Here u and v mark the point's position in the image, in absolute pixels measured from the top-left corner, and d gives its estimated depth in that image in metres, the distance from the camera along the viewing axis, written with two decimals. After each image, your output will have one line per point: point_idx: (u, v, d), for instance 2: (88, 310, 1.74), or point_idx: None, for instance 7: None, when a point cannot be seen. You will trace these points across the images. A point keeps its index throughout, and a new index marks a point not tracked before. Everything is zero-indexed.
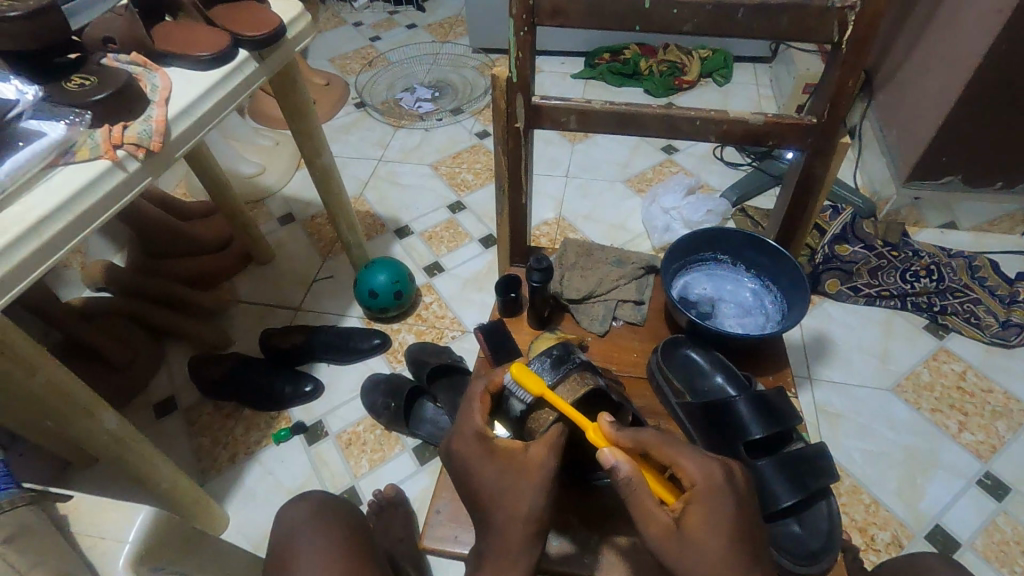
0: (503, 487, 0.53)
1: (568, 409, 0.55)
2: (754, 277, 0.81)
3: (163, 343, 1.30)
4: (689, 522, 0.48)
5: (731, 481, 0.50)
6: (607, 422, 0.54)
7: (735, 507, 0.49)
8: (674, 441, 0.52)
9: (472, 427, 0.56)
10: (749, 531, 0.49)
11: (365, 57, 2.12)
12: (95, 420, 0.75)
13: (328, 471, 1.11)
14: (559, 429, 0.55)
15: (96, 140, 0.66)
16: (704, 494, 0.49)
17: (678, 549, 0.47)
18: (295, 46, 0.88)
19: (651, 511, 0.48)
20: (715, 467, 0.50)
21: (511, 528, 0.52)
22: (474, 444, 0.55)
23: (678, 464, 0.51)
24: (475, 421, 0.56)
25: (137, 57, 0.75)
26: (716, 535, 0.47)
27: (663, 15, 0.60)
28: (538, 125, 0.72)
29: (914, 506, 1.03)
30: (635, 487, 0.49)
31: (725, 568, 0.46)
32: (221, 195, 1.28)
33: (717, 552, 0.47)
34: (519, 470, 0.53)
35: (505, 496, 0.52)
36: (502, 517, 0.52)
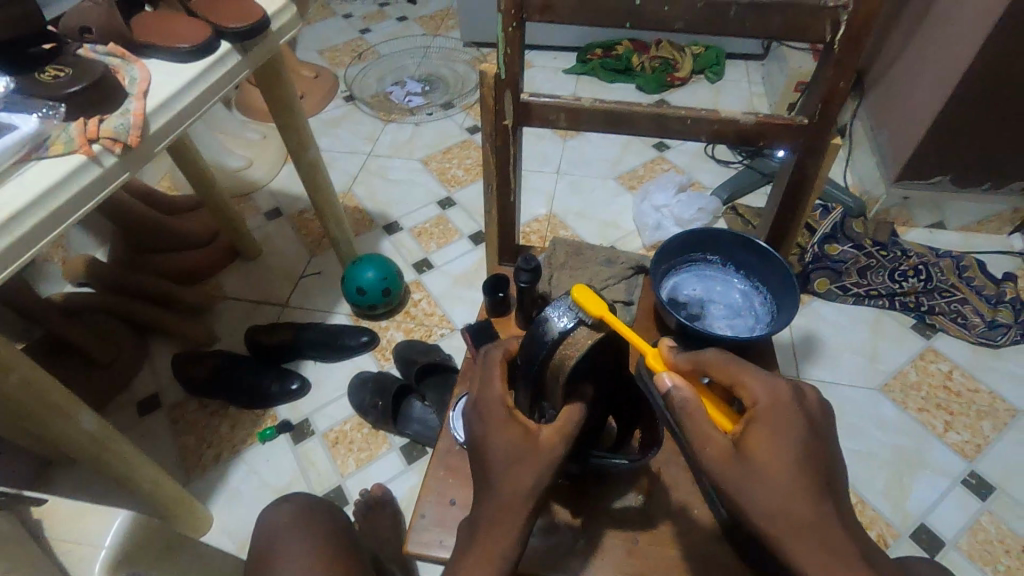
0: (508, 463, 0.50)
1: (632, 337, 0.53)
2: (743, 279, 0.80)
3: (146, 339, 1.28)
4: (750, 442, 0.46)
5: (802, 401, 0.49)
6: (666, 348, 0.56)
7: (805, 428, 0.47)
8: (740, 363, 0.52)
9: (494, 394, 0.52)
10: (820, 456, 0.47)
11: (355, 50, 2.09)
12: (74, 422, 0.74)
13: (315, 470, 1.10)
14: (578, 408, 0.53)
15: (70, 134, 0.64)
16: (769, 413, 0.48)
17: (740, 468, 0.46)
18: (280, 39, 0.86)
19: (707, 429, 0.47)
20: (784, 389, 0.49)
21: (507, 508, 0.49)
22: (495, 407, 0.52)
23: (743, 383, 0.50)
24: (495, 387, 0.53)
25: (116, 48, 0.73)
26: (782, 454, 0.46)
27: (654, 12, 0.59)
28: (528, 123, 0.71)
29: (901, 506, 1.03)
30: (692, 409, 0.48)
31: (792, 488, 0.45)
32: (205, 189, 1.26)
33: (782, 473, 0.45)
34: (533, 445, 0.50)
35: (514, 474, 0.49)
36: (505, 493, 0.49)
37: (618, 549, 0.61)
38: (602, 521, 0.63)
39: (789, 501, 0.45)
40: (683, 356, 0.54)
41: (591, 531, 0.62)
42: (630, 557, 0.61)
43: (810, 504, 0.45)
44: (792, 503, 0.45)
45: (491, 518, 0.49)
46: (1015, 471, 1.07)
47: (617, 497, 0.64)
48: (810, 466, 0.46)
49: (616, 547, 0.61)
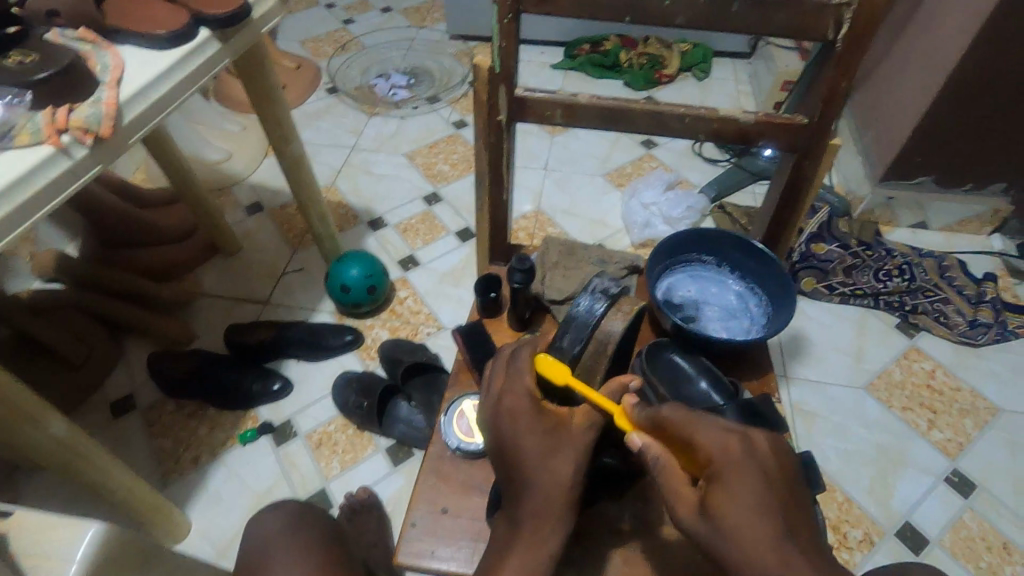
0: (548, 448, 0.50)
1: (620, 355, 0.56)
2: (738, 280, 0.79)
3: (120, 338, 1.23)
4: (711, 496, 0.43)
5: (754, 452, 0.45)
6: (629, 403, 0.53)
7: (762, 479, 0.43)
8: (695, 416, 0.48)
9: (524, 386, 0.53)
10: (786, 495, 0.43)
11: (338, 41, 2.04)
12: (41, 429, 0.70)
13: (297, 473, 1.07)
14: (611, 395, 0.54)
15: (37, 123, 0.60)
16: (728, 464, 0.44)
17: (706, 527, 0.43)
18: (261, 27, 0.82)
19: (680, 483, 0.46)
20: (734, 437, 0.46)
21: (552, 497, 0.49)
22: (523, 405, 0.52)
23: (695, 437, 0.47)
24: (525, 378, 0.53)
25: (86, 33, 0.69)
26: (743, 503, 0.42)
27: (655, 7, 0.58)
28: (522, 118, 0.69)
29: (887, 505, 1.04)
30: (664, 466, 0.47)
31: (753, 533, 0.41)
32: (182, 181, 1.21)
33: (750, 524, 0.41)
34: (565, 435, 0.51)
35: (549, 461, 0.50)
36: (543, 481, 0.49)
37: (614, 557, 0.60)
38: (597, 528, 0.62)
39: (756, 554, 0.40)
40: (644, 414, 0.51)
41: (588, 538, 0.61)
42: (626, 565, 0.60)
43: (782, 549, 0.40)
44: (761, 552, 0.40)
45: (534, 519, 0.49)
46: (995, 469, 1.09)
47: (613, 503, 0.63)
48: (773, 506, 0.42)
49: (613, 556, 0.60)
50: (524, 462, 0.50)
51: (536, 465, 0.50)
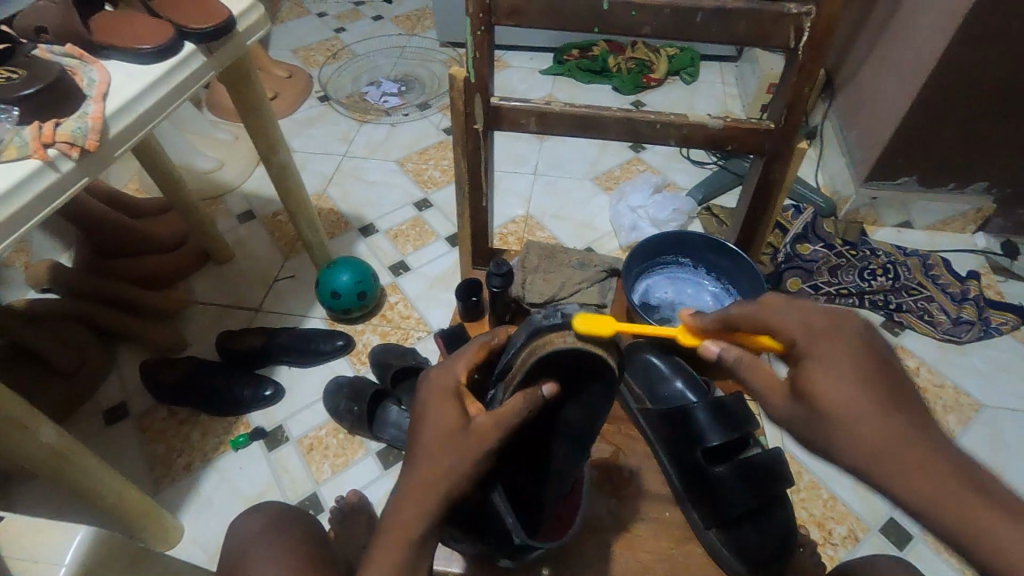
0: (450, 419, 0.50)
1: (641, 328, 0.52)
2: (713, 281, 0.84)
3: (113, 346, 1.25)
4: (805, 380, 0.47)
5: (838, 328, 0.48)
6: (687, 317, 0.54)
7: (852, 354, 0.46)
8: (757, 309, 0.51)
9: (452, 375, 0.54)
10: (876, 366, 0.46)
11: (330, 49, 2.06)
12: (31, 436, 0.71)
13: (289, 477, 1.08)
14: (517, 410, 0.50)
15: (24, 138, 0.62)
16: (811, 346, 0.48)
17: (803, 410, 0.47)
18: (247, 40, 0.84)
19: (765, 375, 0.50)
20: (823, 320, 0.48)
21: (436, 477, 0.49)
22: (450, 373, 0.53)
23: (779, 326, 0.50)
24: (455, 370, 0.54)
25: (73, 49, 0.71)
26: (836, 380, 0.46)
27: (622, 18, 0.60)
28: (498, 126, 0.71)
29: (871, 501, 1.05)
30: (746, 364, 0.51)
31: (852, 408, 0.44)
32: (173, 191, 1.23)
33: (845, 398, 0.45)
34: (463, 432, 0.50)
35: (440, 452, 0.49)
36: (425, 472, 0.49)
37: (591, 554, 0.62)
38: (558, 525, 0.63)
39: (859, 434, 0.44)
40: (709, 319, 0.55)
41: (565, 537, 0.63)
42: None
43: (878, 419, 0.44)
44: (860, 421, 0.44)
45: (416, 491, 0.49)
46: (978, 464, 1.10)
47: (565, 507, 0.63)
48: (868, 379, 0.45)
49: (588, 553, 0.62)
50: (426, 425, 0.51)
51: (432, 432, 0.50)
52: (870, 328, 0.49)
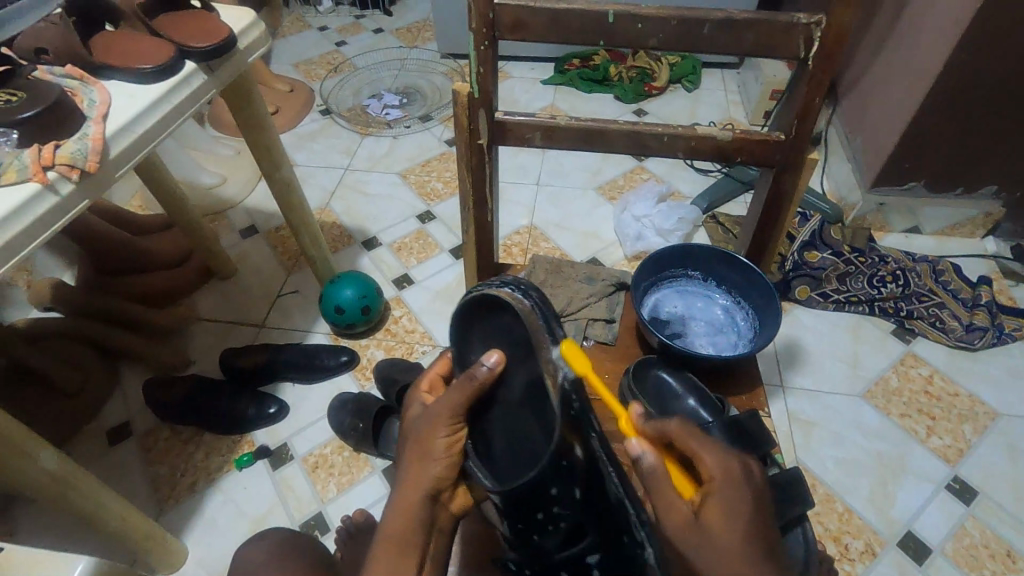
0: (419, 416, 0.60)
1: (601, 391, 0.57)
2: (725, 295, 0.82)
3: (117, 365, 1.24)
4: (710, 512, 0.47)
5: (749, 478, 0.49)
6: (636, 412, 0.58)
7: (753, 505, 0.47)
8: (698, 434, 0.52)
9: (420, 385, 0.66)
10: (769, 527, 0.47)
11: (331, 63, 2.07)
12: (32, 462, 0.70)
13: (294, 497, 1.07)
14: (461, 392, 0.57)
15: (23, 161, 0.61)
16: (722, 486, 0.48)
17: (693, 538, 0.46)
18: (248, 57, 0.84)
19: (672, 494, 0.48)
20: (736, 462, 0.50)
21: (415, 463, 0.55)
22: (422, 394, 0.65)
23: (701, 455, 0.50)
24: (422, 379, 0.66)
25: (74, 70, 0.71)
26: (735, 526, 0.46)
27: (628, 30, 0.59)
28: (503, 142, 0.70)
29: (887, 514, 1.03)
30: (659, 476, 0.49)
31: (740, 559, 0.44)
32: (175, 208, 1.23)
33: (735, 546, 0.45)
34: (421, 418, 0.58)
35: (412, 444, 0.57)
36: (405, 467, 0.56)
37: None
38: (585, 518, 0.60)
39: (736, 575, 0.43)
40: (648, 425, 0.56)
41: None
42: None
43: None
44: (742, 574, 0.43)
45: (404, 480, 0.55)
46: (997, 475, 1.08)
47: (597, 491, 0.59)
48: (759, 536, 0.46)
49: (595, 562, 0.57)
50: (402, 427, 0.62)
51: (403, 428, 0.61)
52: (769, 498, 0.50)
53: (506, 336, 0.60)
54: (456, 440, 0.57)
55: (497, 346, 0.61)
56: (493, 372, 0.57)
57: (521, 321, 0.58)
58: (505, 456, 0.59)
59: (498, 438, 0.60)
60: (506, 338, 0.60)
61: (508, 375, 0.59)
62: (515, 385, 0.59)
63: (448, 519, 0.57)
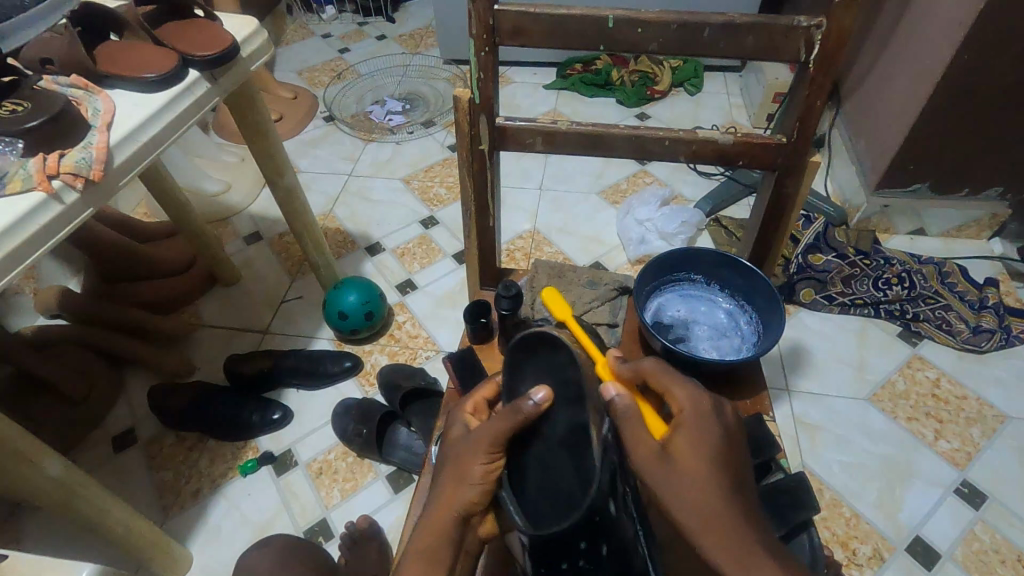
0: (460, 438, 0.59)
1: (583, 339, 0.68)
2: (728, 298, 0.82)
3: (122, 372, 1.24)
4: (674, 443, 0.51)
5: (716, 411, 0.54)
6: (614, 358, 0.64)
7: (720, 435, 0.52)
8: (672, 374, 0.58)
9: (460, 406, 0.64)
10: (733, 454, 0.51)
11: (334, 70, 2.08)
12: (38, 469, 0.70)
13: (298, 503, 1.07)
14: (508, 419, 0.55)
15: (28, 170, 0.62)
16: (691, 418, 0.53)
17: (662, 463, 0.50)
18: (251, 64, 0.84)
19: (643, 426, 0.53)
20: (706, 403, 0.54)
21: (453, 485, 0.54)
22: (464, 415, 0.62)
23: (672, 393, 0.56)
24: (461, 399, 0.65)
25: (78, 79, 0.71)
26: (699, 451, 0.50)
27: (628, 35, 0.59)
28: (504, 147, 0.70)
29: (895, 519, 1.02)
30: (633, 413, 0.54)
31: (700, 475, 0.49)
32: (179, 215, 1.23)
33: (699, 470, 0.49)
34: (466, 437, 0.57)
35: (453, 464, 0.56)
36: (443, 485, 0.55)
37: None
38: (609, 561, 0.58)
39: (695, 490, 0.48)
40: (627, 368, 0.61)
41: None
42: None
43: (718, 495, 0.48)
44: (701, 490, 0.48)
45: (441, 498, 0.54)
46: (1006, 479, 1.07)
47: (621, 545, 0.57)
48: (722, 456, 0.50)
49: None
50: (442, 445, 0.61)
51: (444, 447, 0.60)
52: (737, 430, 0.55)
53: (560, 374, 0.61)
54: (494, 469, 0.55)
55: (544, 381, 0.62)
56: (539, 408, 0.55)
57: (575, 363, 0.60)
58: (535, 495, 0.56)
59: (533, 480, 0.57)
60: (552, 376, 0.61)
61: (551, 417, 0.59)
62: (558, 425, 0.58)
63: (472, 543, 0.57)
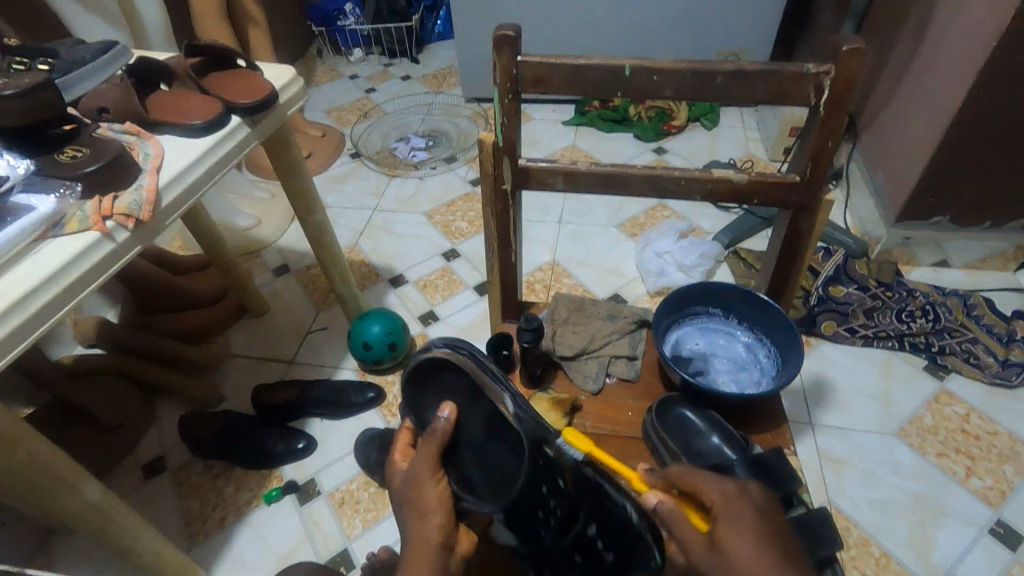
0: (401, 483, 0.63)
1: (607, 460, 0.64)
2: (746, 331, 0.83)
3: (155, 400, 1.28)
4: (718, 535, 0.50)
5: (746, 494, 0.53)
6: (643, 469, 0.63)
7: (757, 515, 0.51)
8: (697, 470, 0.57)
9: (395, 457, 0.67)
10: (776, 531, 0.51)
11: (360, 109, 2.17)
12: (78, 494, 0.73)
13: (321, 533, 1.08)
14: (436, 434, 0.62)
15: (85, 212, 0.67)
16: (725, 509, 0.52)
17: (715, 561, 0.49)
18: (288, 110, 0.90)
19: (689, 528, 0.52)
20: (733, 487, 0.54)
21: (423, 526, 0.58)
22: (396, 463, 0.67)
23: (701, 487, 0.55)
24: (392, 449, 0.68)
25: (132, 127, 0.77)
26: (745, 538, 0.49)
27: (644, 82, 0.62)
28: (526, 186, 0.73)
29: (927, 559, 0.99)
30: (677, 519, 0.53)
31: (758, 562, 0.47)
32: (213, 248, 1.29)
33: (751, 556, 0.48)
34: (415, 484, 0.60)
35: (415, 508, 0.60)
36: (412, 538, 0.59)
37: None
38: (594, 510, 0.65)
39: (757, 575, 0.47)
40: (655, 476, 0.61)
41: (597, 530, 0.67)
42: None
43: (777, 573, 0.47)
44: (759, 575, 0.47)
45: (417, 543, 0.58)
46: None
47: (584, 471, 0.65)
48: (767, 534, 0.50)
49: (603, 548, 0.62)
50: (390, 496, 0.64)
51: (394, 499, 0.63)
52: (775, 503, 0.54)
53: (450, 388, 0.65)
54: (443, 488, 0.61)
55: (445, 398, 0.65)
56: (450, 421, 0.62)
57: (457, 368, 0.64)
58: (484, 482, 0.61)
59: (475, 474, 0.62)
60: (450, 390, 0.65)
61: (464, 421, 0.64)
62: (471, 424, 0.63)
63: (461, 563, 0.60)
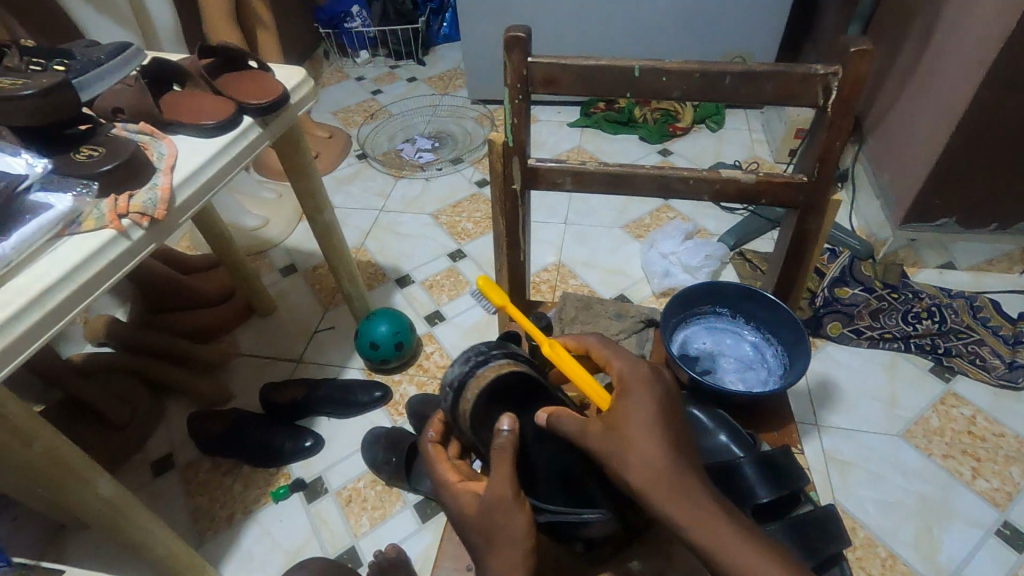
0: (471, 510, 0.58)
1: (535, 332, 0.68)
2: (753, 331, 0.84)
3: (163, 398, 1.29)
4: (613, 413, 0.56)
5: (655, 376, 0.60)
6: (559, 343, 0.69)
7: (660, 393, 0.58)
8: (610, 347, 0.63)
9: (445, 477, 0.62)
10: (671, 415, 0.57)
11: (367, 111, 2.18)
12: (92, 489, 0.74)
13: (328, 531, 1.09)
14: (507, 455, 0.56)
15: (101, 210, 0.68)
16: (630, 380, 0.59)
17: (609, 436, 0.55)
18: (298, 110, 0.91)
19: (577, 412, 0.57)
20: (642, 367, 0.61)
21: (506, 555, 0.54)
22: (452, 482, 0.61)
23: (611, 362, 0.62)
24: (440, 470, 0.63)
25: (146, 127, 0.78)
26: (643, 417, 0.55)
27: (653, 82, 0.63)
28: (535, 186, 0.74)
29: (934, 561, 0.99)
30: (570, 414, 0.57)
31: (645, 434, 0.54)
32: (222, 247, 1.30)
33: (643, 437, 0.54)
34: (492, 513, 0.56)
35: (495, 538, 0.55)
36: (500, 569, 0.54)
37: None
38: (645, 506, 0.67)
39: (641, 446, 0.53)
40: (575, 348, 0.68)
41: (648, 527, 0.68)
42: None
43: (657, 450, 0.53)
44: (643, 445, 0.53)
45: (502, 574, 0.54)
46: None
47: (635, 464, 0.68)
48: (665, 413, 0.56)
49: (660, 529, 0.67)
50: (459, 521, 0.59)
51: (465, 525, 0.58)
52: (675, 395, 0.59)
53: (505, 397, 0.63)
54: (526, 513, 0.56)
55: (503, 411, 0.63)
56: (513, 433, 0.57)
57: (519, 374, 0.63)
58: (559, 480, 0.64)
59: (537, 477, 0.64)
60: (506, 403, 0.63)
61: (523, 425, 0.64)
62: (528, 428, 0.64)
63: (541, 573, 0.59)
